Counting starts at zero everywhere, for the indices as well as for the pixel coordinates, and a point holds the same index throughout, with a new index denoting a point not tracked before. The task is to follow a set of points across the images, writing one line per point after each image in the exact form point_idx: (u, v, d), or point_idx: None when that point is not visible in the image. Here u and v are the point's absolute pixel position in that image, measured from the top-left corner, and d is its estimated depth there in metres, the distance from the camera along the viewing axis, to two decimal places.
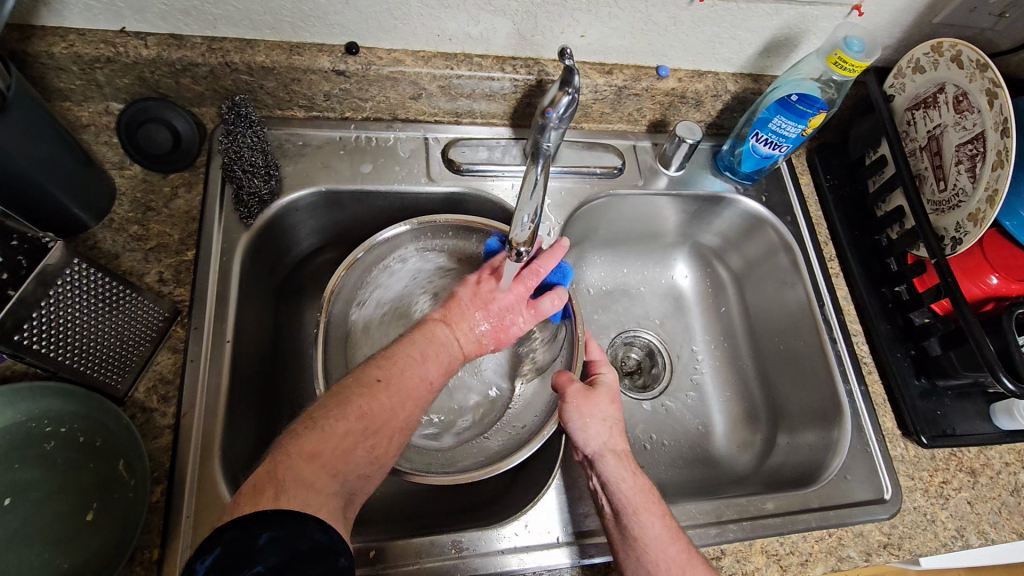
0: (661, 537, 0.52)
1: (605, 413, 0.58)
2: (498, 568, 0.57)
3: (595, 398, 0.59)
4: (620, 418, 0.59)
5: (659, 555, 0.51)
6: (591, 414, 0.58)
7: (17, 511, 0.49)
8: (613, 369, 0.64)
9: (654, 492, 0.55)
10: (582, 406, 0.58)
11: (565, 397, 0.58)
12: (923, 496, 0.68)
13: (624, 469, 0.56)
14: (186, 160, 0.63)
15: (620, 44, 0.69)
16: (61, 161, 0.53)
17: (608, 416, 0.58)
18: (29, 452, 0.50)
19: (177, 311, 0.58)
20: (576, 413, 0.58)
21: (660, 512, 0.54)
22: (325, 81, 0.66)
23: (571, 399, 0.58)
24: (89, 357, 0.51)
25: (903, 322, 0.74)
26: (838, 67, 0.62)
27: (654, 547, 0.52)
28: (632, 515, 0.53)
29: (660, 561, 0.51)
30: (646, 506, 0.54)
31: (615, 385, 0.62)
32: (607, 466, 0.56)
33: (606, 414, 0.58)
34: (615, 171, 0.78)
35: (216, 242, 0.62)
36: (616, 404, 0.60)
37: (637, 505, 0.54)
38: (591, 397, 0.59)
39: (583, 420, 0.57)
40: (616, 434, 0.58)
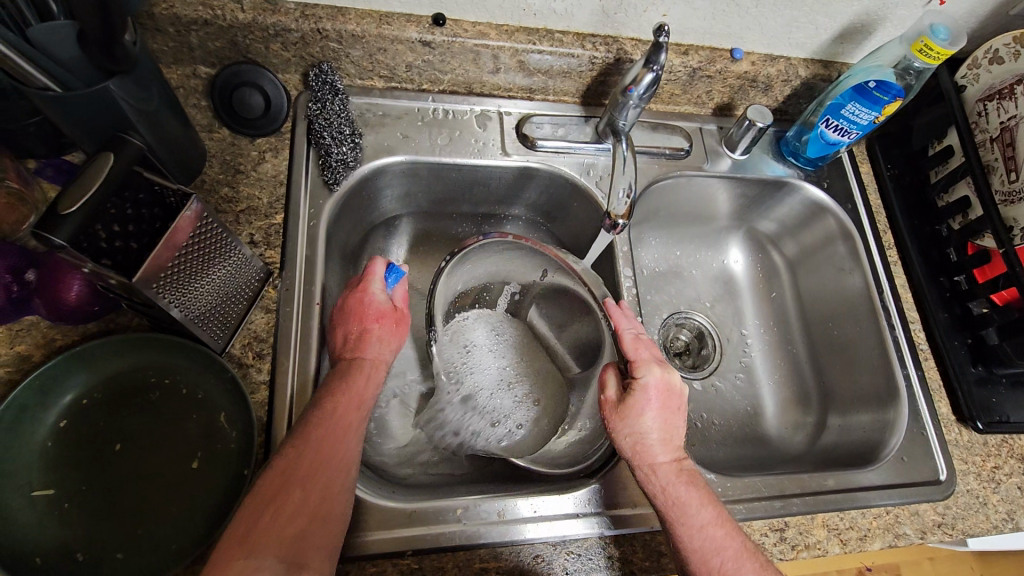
0: (702, 550, 0.52)
1: (636, 426, 0.56)
2: (547, 531, 0.57)
3: (628, 411, 0.57)
4: (655, 429, 0.56)
5: (701, 568, 0.52)
6: (620, 430, 0.57)
7: (128, 455, 0.51)
8: (654, 368, 0.58)
9: (695, 502, 0.54)
10: (608, 422, 0.58)
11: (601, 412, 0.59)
12: (976, 479, 0.70)
13: (654, 485, 0.55)
14: (273, 125, 0.64)
15: (699, 25, 0.70)
16: (164, 118, 0.54)
17: (641, 431, 0.56)
18: (137, 401, 0.53)
19: (269, 273, 0.60)
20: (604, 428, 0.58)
21: (700, 524, 0.53)
22: (410, 51, 0.66)
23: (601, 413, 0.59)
24: (199, 310, 0.53)
25: (962, 312, 0.75)
26: (922, 54, 0.63)
27: (695, 560, 0.52)
28: (668, 528, 0.54)
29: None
30: (682, 522, 0.53)
31: (657, 388, 0.57)
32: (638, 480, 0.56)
33: (636, 428, 0.56)
34: (681, 153, 0.79)
35: (303, 208, 0.64)
36: (654, 412, 0.57)
37: (672, 520, 0.53)
38: (626, 409, 0.57)
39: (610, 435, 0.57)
40: (652, 446, 0.56)
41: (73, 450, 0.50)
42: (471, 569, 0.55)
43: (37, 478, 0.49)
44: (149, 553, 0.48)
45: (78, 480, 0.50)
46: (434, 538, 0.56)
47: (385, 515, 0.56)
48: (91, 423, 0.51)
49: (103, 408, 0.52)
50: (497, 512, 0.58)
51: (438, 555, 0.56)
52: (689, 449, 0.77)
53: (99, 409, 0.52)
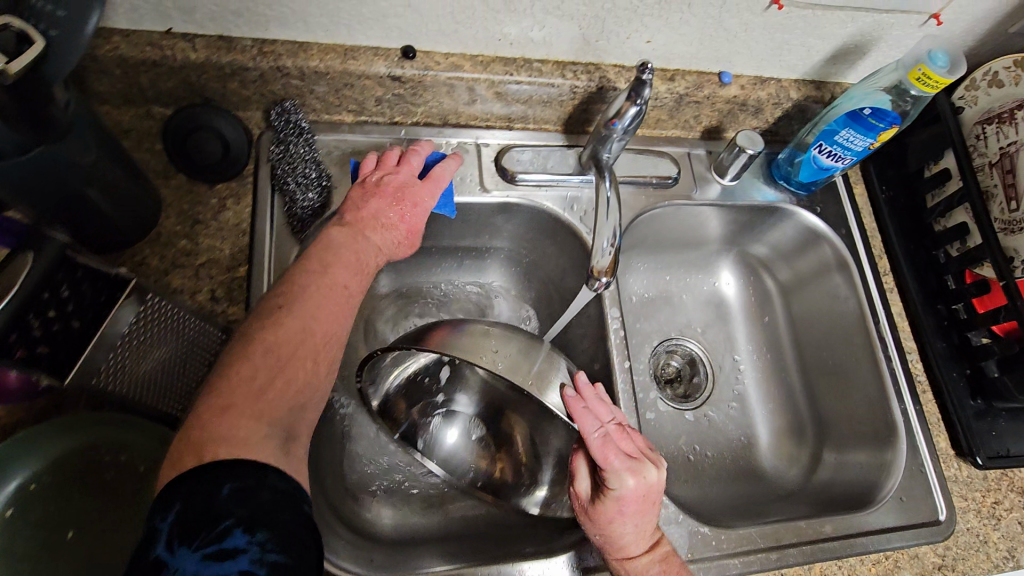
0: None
1: (605, 531, 0.53)
2: None
3: (601, 517, 0.53)
4: (627, 533, 0.52)
5: None
6: (590, 530, 0.54)
7: (83, 543, 0.48)
8: (626, 480, 0.51)
9: None
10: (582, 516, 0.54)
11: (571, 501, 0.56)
12: (976, 517, 0.68)
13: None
14: (234, 170, 0.60)
15: (685, 50, 0.66)
16: (109, 175, 0.50)
17: (609, 535, 0.53)
18: (91, 483, 0.49)
19: (232, 333, 0.56)
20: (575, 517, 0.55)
21: None
22: (378, 86, 0.62)
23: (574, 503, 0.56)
24: (152, 386, 0.49)
25: (959, 341, 0.73)
26: (920, 83, 0.60)
27: None
28: None
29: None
30: None
31: (630, 500, 0.51)
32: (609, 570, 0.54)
33: (606, 532, 0.53)
34: (670, 181, 0.76)
35: (269, 258, 0.60)
36: (627, 520, 0.52)
37: None
38: (597, 513, 0.53)
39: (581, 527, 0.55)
40: (621, 547, 0.53)
41: (23, 540, 0.47)
42: None
43: None
44: None
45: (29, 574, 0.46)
46: None
47: None
48: (42, 510, 0.48)
49: (53, 493, 0.48)
50: None
51: None
52: (682, 488, 0.75)
53: (48, 496, 0.48)
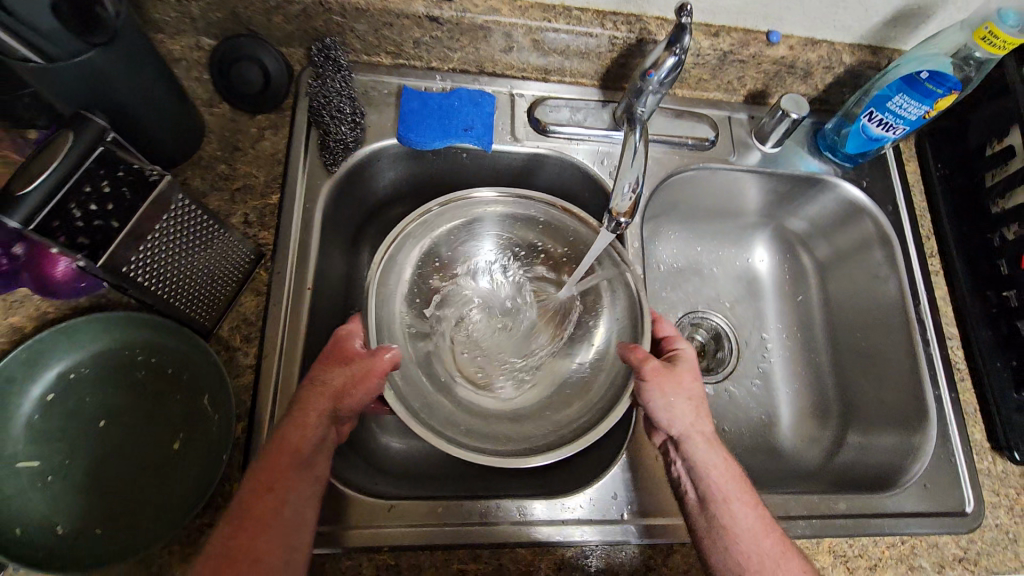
0: (751, 525, 0.50)
1: (694, 389, 0.55)
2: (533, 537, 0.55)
3: (678, 376, 0.55)
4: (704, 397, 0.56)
5: (758, 545, 0.50)
6: (677, 394, 0.54)
7: (113, 431, 0.52)
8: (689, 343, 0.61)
9: (740, 476, 0.54)
10: (667, 385, 0.55)
11: (642, 377, 0.55)
12: (1008, 514, 0.64)
13: (710, 454, 0.53)
14: (274, 102, 0.63)
15: (732, 4, 0.64)
16: (156, 94, 0.53)
17: (695, 395, 0.55)
18: (121, 380, 0.53)
19: (261, 255, 0.59)
20: (659, 393, 0.54)
21: (751, 498, 0.52)
22: (417, 27, 0.63)
23: (654, 378, 0.55)
24: (180, 292, 0.51)
25: (1010, 331, 0.67)
26: (984, 41, 0.56)
27: (748, 535, 0.50)
28: (723, 503, 0.51)
29: (750, 553, 0.49)
30: (737, 494, 0.52)
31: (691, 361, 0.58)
32: (694, 446, 0.53)
33: (692, 392, 0.55)
34: (706, 144, 0.74)
35: (300, 189, 0.62)
36: (696, 379, 0.56)
37: (727, 492, 0.51)
38: (673, 373, 0.55)
39: (667, 400, 0.54)
40: (702, 415, 0.55)
41: (60, 422, 0.51)
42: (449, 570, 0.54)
43: (25, 449, 0.49)
44: (127, 531, 0.48)
45: (64, 452, 0.50)
46: (412, 536, 0.54)
47: (365, 508, 0.54)
48: (76, 399, 0.52)
49: (91, 383, 0.52)
50: (480, 514, 0.56)
51: (416, 553, 0.54)
52: None
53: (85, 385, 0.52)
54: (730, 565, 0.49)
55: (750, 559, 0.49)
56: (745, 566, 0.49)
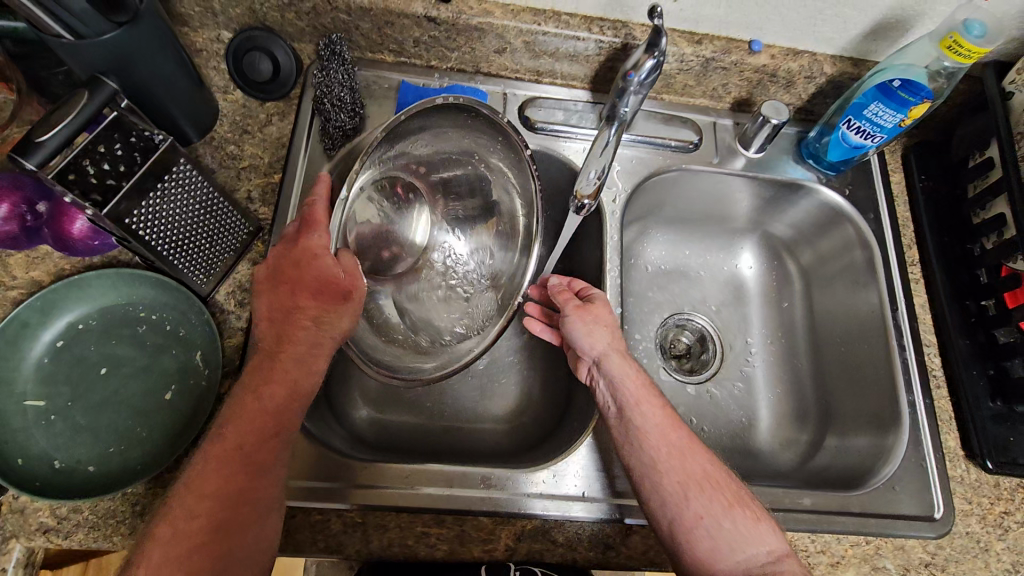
0: (660, 425, 0.56)
1: (608, 316, 0.61)
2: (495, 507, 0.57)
3: (594, 308, 0.61)
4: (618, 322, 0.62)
5: (667, 442, 0.55)
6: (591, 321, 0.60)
7: (112, 379, 0.56)
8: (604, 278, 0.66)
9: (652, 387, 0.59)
10: (582, 315, 0.60)
11: (562, 313, 0.61)
12: (979, 522, 0.64)
13: (625, 367, 0.58)
14: (282, 91, 0.68)
15: (714, 13, 0.67)
16: (175, 77, 0.59)
17: (608, 319, 0.61)
18: (125, 332, 0.57)
19: (259, 228, 0.63)
20: (576, 321, 0.60)
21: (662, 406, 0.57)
22: (416, 27, 0.68)
23: (571, 310, 0.60)
24: (181, 253, 0.55)
25: (986, 340, 0.68)
26: (952, 51, 0.58)
27: (657, 434, 0.55)
28: (635, 407, 0.56)
29: (662, 449, 0.54)
30: (647, 398, 0.57)
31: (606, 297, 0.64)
32: (610, 364, 0.58)
33: (606, 318, 0.61)
34: (690, 146, 0.76)
35: (300, 170, 0.67)
36: (611, 310, 0.62)
37: (638, 397, 0.57)
38: (588, 306, 0.61)
39: (585, 327, 0.60)
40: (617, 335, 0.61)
41: (65, 367, 0.55)
42: (411, 532, 0.56)
43: (34, 389, 0.54)
44: (119, 468, 0.53)
45: (66, 395, 0.54)
46: (379, 496, 0.56)
47: (336, 467, 0.57)
48: (84, 347, 0.56)
49: (96, 334, 0.57)
50: (445, 480, 0.58)
51: (382, 513, 0.56)
52: None
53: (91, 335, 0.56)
54: (645, 463, 0.54)
55: (659, 455, 0.54)
56: (657, 461, 0.54)
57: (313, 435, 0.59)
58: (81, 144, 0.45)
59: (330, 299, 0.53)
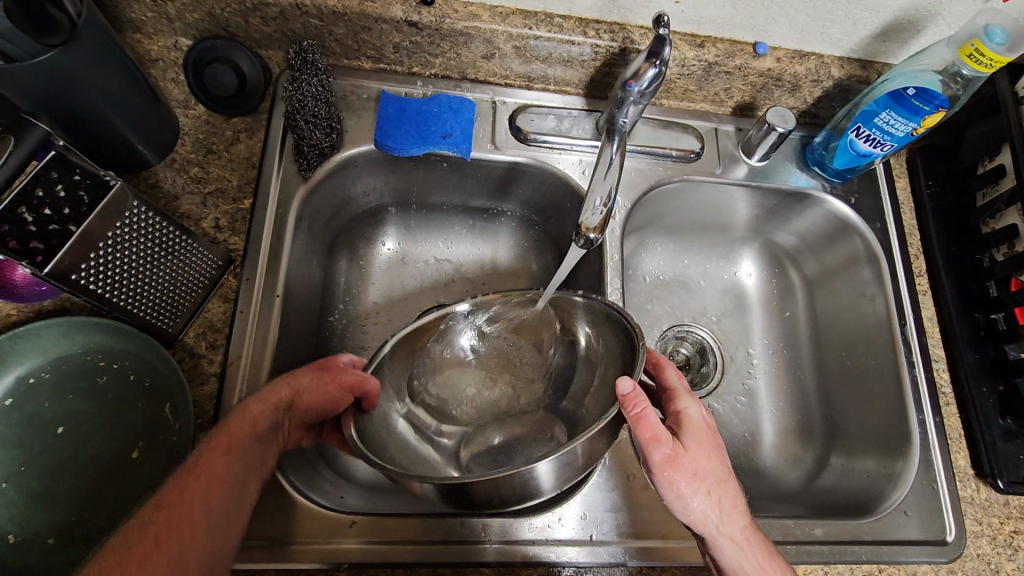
0: None
1: (709, 479, 0.49)
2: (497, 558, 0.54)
3: (690, 460, 0.49)
4: (722, 476, 0.50)
5: None
6: (688, 491, 0.49)
7: (69, 439, 0.50)
8: (696, 402, 0.53)
9: (766, 552, 0.50)
10: (678, 485, 0.49)
11: (652, 468, 0.49)
12: (990, 543, 0.62)
13: (735, 544, 0.50)
14: (250, 105, 0.62)
15: (718, 14, 0.62)
16: (127, 98, 0.52)
17: (710, 481, 0.49)
18: (83, 384, 0.51)
19: (230, 261, 0.58)
20: (672, 493, 0.49)
21: None
22: (396, 32, 0.62)
23: (666, 479, 0.49)
24: (139, 297, 0.50)
25: (995, 354, 0.66)
26: (973, 60, 0.55)
27: None
28: None
29: None
30: None
31: (702, 425, 0.51)
32: (716, 537, 0.50)
33: (707, 482, 0.49)
34: (691, 156, 0.73)
35: (273, 194, 0.61)
36: (710, 456, 0.50)
37: None
38: (685, 468, 0.49)
39: (683, 499, 0.49)
40: (721, 497, 0.50)
41: (14, 429, 0.49)
42: None
43: None
44: (83, 540, 0.48)
45: (18, 461, 0.48)
46: (374, 552, 0.52)
47: (326, 522, 0.53)
48: (36, 404, 0.50)
49: (50, 388, 0.51)
50: (444, 531, 0.54)
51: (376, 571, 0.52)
52: None
53: (42, 391, 0.50)
54: None
55: None
56: None
57: (297, 487, 0.54)
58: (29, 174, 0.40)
59: (310, 365, 0.53)
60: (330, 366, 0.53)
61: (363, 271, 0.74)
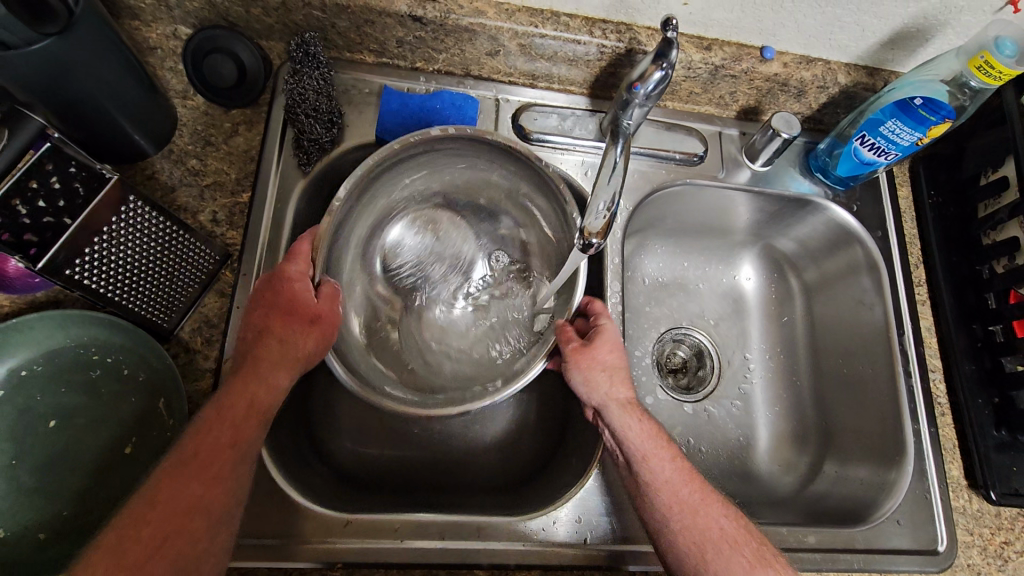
0: (672, 479, 0.51)
1: (609, 363, 0.56)
2: (491, 560, 0.54)
3: (596, 352, 0.56)
4: (623, 365, 0.57)
5: (675, 502, 0.51)
6: (588, 370, 0.56)
7: (60, 434, 0.49)
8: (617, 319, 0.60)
9: (662, 435, 0.54)
10: (581, 362, 0.56)
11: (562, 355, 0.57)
12: (980, 554, 0.63)
13: (630, 419, 0.54)
14: (249, 97, 0.61)
15: (727, 17, 0.62)
16: (124, 89, 0.51)
17: (611, 367, 0.56)
18: (76, 378, 0.51)
19: (227, 255, 0.57)
20: (576, 369, 0.56)
21: (670, 458, 0.53)
22: (399, 26, 0.61)
23: (571, 355, 0.56)
24: (134, 291, 0.49)
25: (992, 365, 0.66)
26: (982, 72, 0.55)
27: (666, 489, 0.51)
28: (640, 461, 0.53)
29: (673, 504, 0.50)
30: (655, 452, 0.53)
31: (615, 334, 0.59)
32: (611, 415, 0.54)
33: (608, 365, 0.56)
34: (694, 159, 0.72)
35: (272, 188, 0.60)
36: (614, 351, 0.57)
37: (646, 451, 0.53)
38: (590, 351, 0.56)
39: (585, 376, 0.56)
40: (620, 381, 0.56)
41: (5, 422, 0.48)
42: None
43: None
44: (74, 536, 0.47)
45: (8, 455, 0.48)
46: (370, 552, 0.53)
47: (321, 521, 0.53)
48: (28, 397, 0.49)
49: (42, 381, 0.50)
50: (438, 533, 0.54)
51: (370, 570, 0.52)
52: None
53: (35, 384, 0.50)
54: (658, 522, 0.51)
55: (670, 515, 0.50)
56: (673, 523, 0.50)
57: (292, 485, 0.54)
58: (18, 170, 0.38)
59: (288, 320, 0.51)
60: (322, 312, 0.54)
61: None
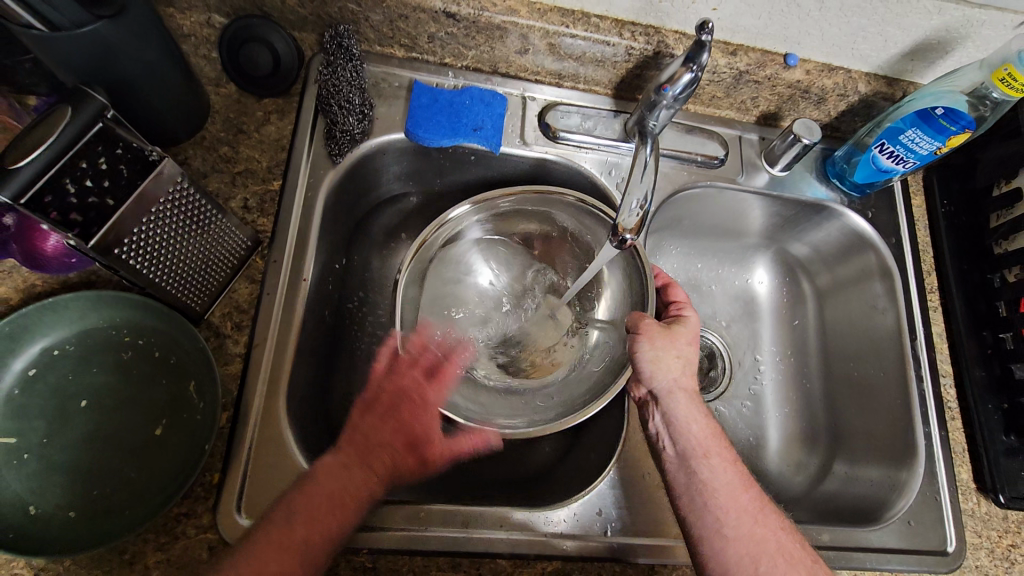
0: (729, 482, 0.53)
1: (686, 352, 0.57)
2: (513, 550, 0.54)
3: (675, 337, 0.57)
4: (695, 359, 0.58)
5: (729, 503, 0.52)
6: (667, 352, 0.56)
7: (91, 413, 0.50)
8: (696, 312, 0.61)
9: (722, 437, 0.56)
10: (658, 340, 0.56)
11: (636, 333, 0.57)
12: (987, 556, 0.64)
13: (695, 411, 0.55)
14: (282, 87, 0.62)
15: (753, 24, 0.63)
16: (165, 74, 0.52)
17: (686, 357, 0.57)
18: (107, 359, 0.51)
19: (258, 242, 0.58)
20: (653, 348, 0.56)
21: (728, 461, 0.54)
22: (432, 22, 0.62)
23: (649, 332, 0.57)
24: (170, 274, 0.50)
25: (1001, 372, 0.68)
26: (1004, 84, 0.57)
27: (723, 491, 0.52)
28: (701, 457, 0.53)
29: (729, 507, 0.51)
30: (715, 452, 0.54)
31: (692, 326, 0.59)
32: (676, 404, 0.55)
33: (682, 353, 0.57)
34: (715, 162, 0.73)
35: (302, 178, 0.61)
36: (691, 343, 0.58)
37: (708, 449, 0.54)
38: (670, 334, 0.57)
39: (658, 357, 0.56)
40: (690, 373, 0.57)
41: (39, 400, 0.49)
42: None
43: (3, 426, 0.47)
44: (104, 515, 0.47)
45: (41, 432, 0.48)
46: (393, 540, 0.53)
47: None
48: (60, 376, 0.50)
49: (75, 361, 0.50)
50: (462, 522, 0.54)
51: (394, 556, 0.53)
52: None
53: (68, 364, 0.50)
54: (707, 523, 0.51)
55: (723, 519, 0.51)
56: (722, 521, 0.51)
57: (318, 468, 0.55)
58: (76, 148, 0.39)
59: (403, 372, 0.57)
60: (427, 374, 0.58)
61: (382, 259, 0.74)
